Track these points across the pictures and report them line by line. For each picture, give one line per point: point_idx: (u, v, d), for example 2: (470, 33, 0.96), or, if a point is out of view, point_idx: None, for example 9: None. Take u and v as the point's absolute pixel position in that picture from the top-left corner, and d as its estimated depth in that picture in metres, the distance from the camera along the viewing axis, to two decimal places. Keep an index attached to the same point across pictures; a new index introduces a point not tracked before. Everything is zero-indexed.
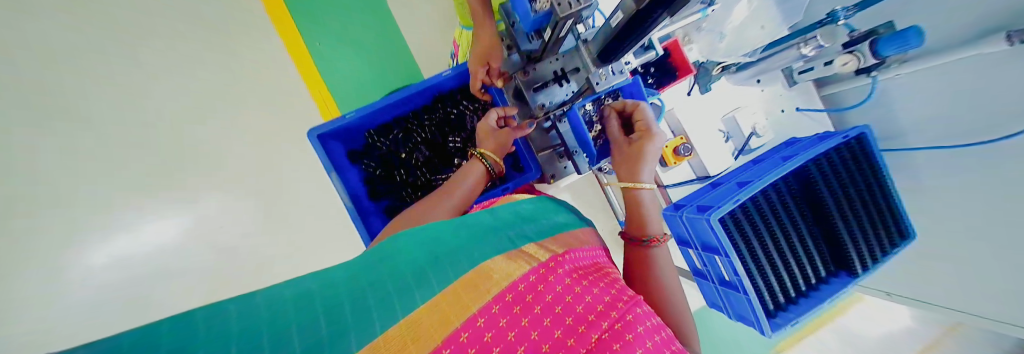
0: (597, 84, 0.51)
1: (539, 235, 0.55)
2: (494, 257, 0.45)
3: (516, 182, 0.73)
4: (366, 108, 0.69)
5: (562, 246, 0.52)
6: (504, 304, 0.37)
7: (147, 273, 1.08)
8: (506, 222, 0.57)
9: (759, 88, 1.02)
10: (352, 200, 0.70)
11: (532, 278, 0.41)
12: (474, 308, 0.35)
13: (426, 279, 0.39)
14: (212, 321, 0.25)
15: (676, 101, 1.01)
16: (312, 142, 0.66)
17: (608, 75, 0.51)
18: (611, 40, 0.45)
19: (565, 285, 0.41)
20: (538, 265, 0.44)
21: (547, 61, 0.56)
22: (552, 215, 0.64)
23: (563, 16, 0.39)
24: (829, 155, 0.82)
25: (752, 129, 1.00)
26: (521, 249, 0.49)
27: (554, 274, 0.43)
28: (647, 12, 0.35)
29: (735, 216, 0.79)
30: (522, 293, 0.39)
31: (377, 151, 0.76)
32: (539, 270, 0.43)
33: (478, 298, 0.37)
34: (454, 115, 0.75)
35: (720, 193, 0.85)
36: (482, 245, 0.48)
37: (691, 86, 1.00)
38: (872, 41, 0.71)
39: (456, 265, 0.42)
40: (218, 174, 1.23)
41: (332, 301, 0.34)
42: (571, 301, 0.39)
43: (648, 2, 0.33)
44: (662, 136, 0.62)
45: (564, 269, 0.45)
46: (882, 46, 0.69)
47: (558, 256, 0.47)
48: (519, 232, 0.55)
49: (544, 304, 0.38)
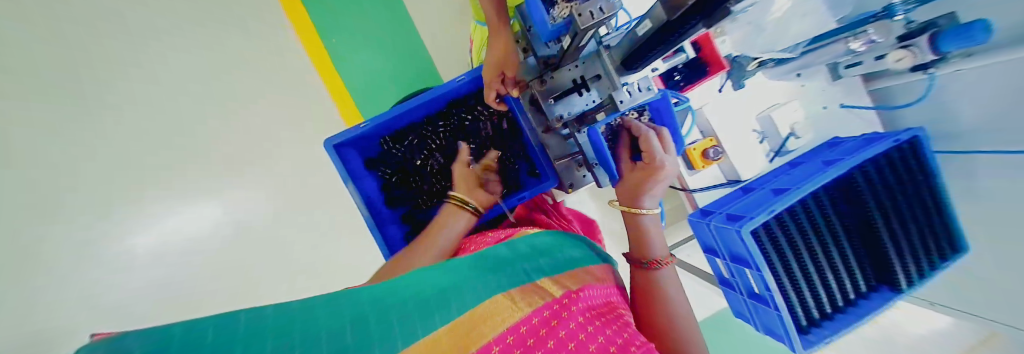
0: (620, 102, 0.48)
1: (554, 269, 0.53)
2: (510, 290, 0.44)
3: (533, 192, 0.70)
4: (379, 116, 0.68)
5: (576, 281, 0.50)
6: (516, 335, 0.35)
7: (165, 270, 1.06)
8: (523, 254, 0.56)
9: (798, 83, 0.93)
10: (368, 208, 0.70)
11: (543, 313, 0.40)
12: (487, 337, 0.34)
13: (445, 304, 0.38)
14: (254, 319, 0.27)
15: (705, 99, 0.93)
16: (327, 151, 0.65)
17: (633, 91, 0.49)
18: (637, 48, 0.41)
19: (577, 323, 0.39)
20: (551, 302, 0.43)
21: (566, 68, 0.50)
22: (567, 248, 0.63)
23: (586, 26, 0.35)
24: (880, 163, 0.73)
25: (790, 129, 0.91)
26: (536, 284, 0.48)
27: (568, 310, 0.41)
28: (680, 22, 0.32)
29: (770, 226, 0.73)
30: (535, 326, 0.37)
31: (392, 158, 0.75)
32: (552, 306, 0.42)
33: (493, 327, 0.36)
34: (469, 122, 0.74)
35: (753, 201, 0.80)
36: (499, 277, 0.47)
37: (723, 82, 0.93)
38: (931, 34, 0.62)
39: (474, 294, 0.41)
40: (237, 170, 1.23)
41: (358, 311, 0.34)
42: (585, 339, 0.37)
43: (681, 14, 0.30)
44: (672, 166, 0.53)
45: (579, 306, 0.43)
46: (944, 42, 0.60)
47: (572, 292, 0.46)
48: (535, 266, 0.53)
49: (558, 340, 0.36)
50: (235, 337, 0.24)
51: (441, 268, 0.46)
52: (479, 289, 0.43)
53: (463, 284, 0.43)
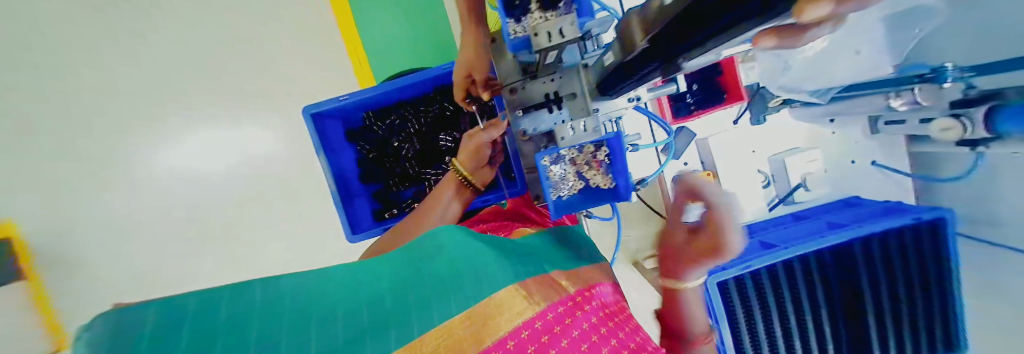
0: (561, 140, 0.40)
1: (565, 260, 0.49)
2: (528, 277, 0.40)
3: (501, 195, 0.71)
4: (360, 92, 0.67)
5: (586, 277, 0.46)
6: (532, 330, 0.34)
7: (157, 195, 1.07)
8: (533, 244, 0.52)
9: (830, 129, 0.84)
10: (337, 180, 0.70)
11: (558, 309, 0.37)
12: (501, 333, 0.32)
13: (452, 292, 0.35)
14: (218, 313, 0.25)
15: (717, 128, 0.86)
16: (303, 118, 0.65)
17: (579, 131, 0.40)
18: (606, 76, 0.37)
19: (590, 324, 0.38)
20: (566, 297, 0.39)
21: (540, 81, 0.46)
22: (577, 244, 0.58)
23: (542, 47, 0.32)
24: (888, 238, 0.67)
25: (802, 178, 0.82)
26: (551, 273, 0.44)
27: (582, 310, 0.39)
28: (636, 66, 0.28)
29: (744, 283, 0.68)
30: (550, 322, 0.35)
31: (371, 134, 0.74)
32: (567, 302, 0.39)
33: (509, 319, 0.33)
34: (450, 112, 0.71)
35: (738, 249, 0.76)
36: (515, 262, 0.43)
37: (742, 112, 0.85)
38: (990, 108, 0.52)
39: (495, 274, 0.37)
40: (233, 104, 1.13)
41: (350, 301, 0.32)
42: (598, 342, 0.36)
43: (638, 57, 0.26)
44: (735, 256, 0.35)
45: (591, 306, 0.40)
46: (1005, 119, 0.50)
47: (586, 289, 0.43)
48: (550, 257, 0.49)
49: (571, 340, 0.35)
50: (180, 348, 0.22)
51: (457, 244, 0.42)
52: (499, 265, 0.39)
53: (479, 263, 0.39)
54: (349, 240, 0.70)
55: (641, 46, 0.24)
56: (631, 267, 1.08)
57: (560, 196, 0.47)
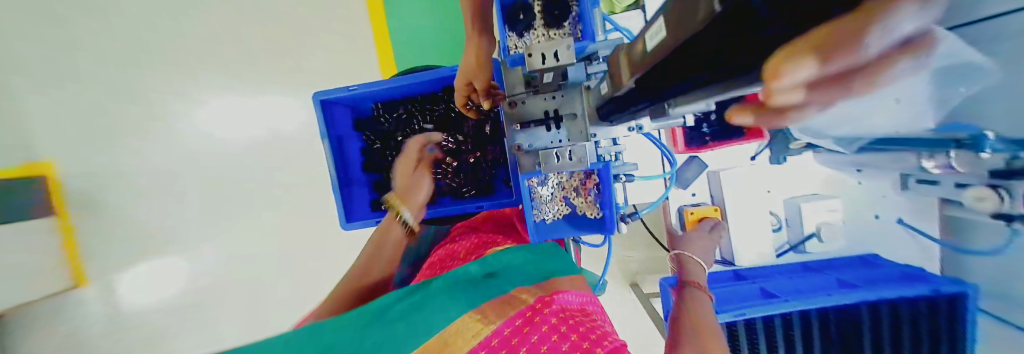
0: (540, 167, 0.44)
1: (530, 277, 0.45)
2: (481, 305, 0.38)
3: (493, 204, 0.65)
4: (369, 84, 0.67)
5: (548, 288, 0.42)
6: (489, 350, 0.33)
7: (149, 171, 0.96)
8: (500, 265, 0.48)
9: (854, 179, 0.79)
10: (338, 167, 0.71)
11: (516, 322, 0.36)
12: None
13: (399, 338, 0.33)
14: None
15: (731, 163, 0.83)
16: (314, 105, 0.67)
17: (561, 161, 0.44)
18: (602, 103, 0.35)
19: (549, 325, 0.35)
20: (524, 308, 0.38)
21: (541, 97, 0.45)
22: (552, 261, 0.50)
23: (536, 68, 0.32)
24: (897, 304, 0.63)
25: (817, 227, 0.77)
26: (514, 293, 0.41)
27: (540, 314, 0.37)
28: (627, 100, 0.27)
29: (738, 329, 0.67)
30: (507, 337, 0.34)
31: (378, 126, 0.75)
32: (525, 312, 0.37)
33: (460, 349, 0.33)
34: (455, 114, 0.71)
35: (738, 292, 0.73)
36: (469, 293, 0.40)
37: (759, 150, 0.81)
38: None
39: (446, 308, 0.37)
40: (236, 74, 1.00)
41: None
42: (556, 341, 0.33)
43: (629, 93, 0.25)
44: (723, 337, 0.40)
45: (553, 309, 0.38)
46: None
47: (546, 296, 0.40)
48: (518, 273, 0.46)
49: (530, 347, 0.33)
50: None
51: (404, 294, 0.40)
52: (447, 306, 0.37)
53: (424, 308, 0.37)
54: (342, 227, 0.72)
55: (630, 82, 0.23)
56: (625, 286, 1.04)
57: (543, 219, 0.48)
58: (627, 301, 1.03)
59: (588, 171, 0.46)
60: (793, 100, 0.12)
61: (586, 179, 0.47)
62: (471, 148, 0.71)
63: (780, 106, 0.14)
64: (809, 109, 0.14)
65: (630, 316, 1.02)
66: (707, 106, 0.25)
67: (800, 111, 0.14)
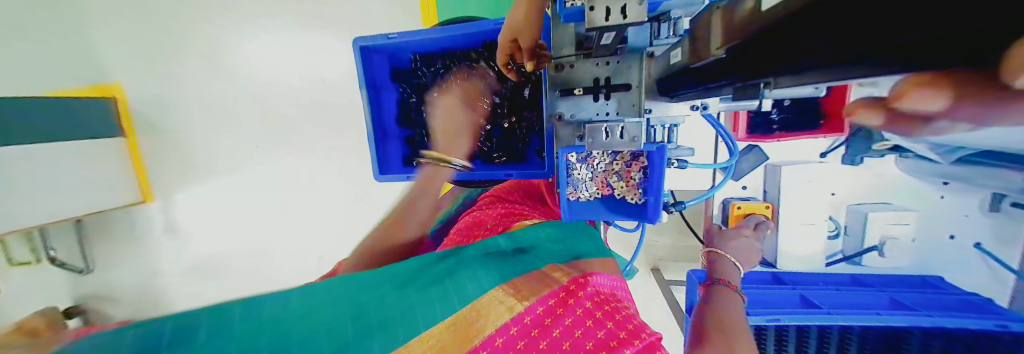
0: (587, 142, 0.39)
1: (561, 257, 0.44)
2: (509, 280, 0.37)
3: (523, 173, 0.63)
4: (408, 33, 0.64)
5: (580, 268, 0.41)
6: (521, 327, 0.32)
7: (203, 105, 1.03)
8: (530, 243, 0.46)
9: (939, 192, 0.67)
10: (374, 119, 0.72)
11: (547, 303, 0.34)
12: (488, 331, 0.31)
13: (431, 301, 0.33)
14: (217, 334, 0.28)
15: (798, 157, 0.73)
16: (354, 51, 0.66)
17: (612, 136, 0.39)
18: (669, 78, 0.31)
19: (583, 311, 0.34)
20: (556, 288, 0.36)
21: (592, 62, 0.40)
22: (582, 239, 0.49)
23: (596, 25, 0.27)
24: (956, 333, 0.56)
25: (880, 240, 0.69)
26: (545, 272, 0.40)
27: (572, 298, 0.35)
28: (708, 76, 0.23)
29: (762, 332, 0.63)
30: (539, 316, 0.33)
31: (415, 79, 0.73)
32: (557, 291, 0.36)
33: (494, 318, 0.32)
34: (494, 73, 0.67)
35: (774, 297, 0.69)
36: (499, 267, 0.39)
37: (834, 145, 0.71)
38: None
39: (480, 278, 0.37)
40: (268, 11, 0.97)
41: (335, 309, 0.32)
42: (592, 327, 0.32)
43: (715, 63, 0.21)
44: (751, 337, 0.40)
45: (587, 291, 0.36)
46: None
47: (581, 276, 0.39)
48: (549, 250, 0.45)
49: (563, 330, 0.32)
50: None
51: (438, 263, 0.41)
52: (478, 276, 0.37)
53: (455, 277, 0.37)
54: (376, 178, 0.74)
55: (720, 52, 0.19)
56: (647, 269, 1.01)
57: (577, 198, 0.44)
58: (646, 284, 1.01)
59: (635, 153, 0.41)
60: (941, 95, 0.09)
61: (637, 161, 0.41)
62: (507, 112, 0.69)
63: (921, 107, 0.10)
64: (968, 115, 0.09)
65: (647, 298, 1.01)
66: (813, 91, 0.19)
67: (947, 120, 0.10)
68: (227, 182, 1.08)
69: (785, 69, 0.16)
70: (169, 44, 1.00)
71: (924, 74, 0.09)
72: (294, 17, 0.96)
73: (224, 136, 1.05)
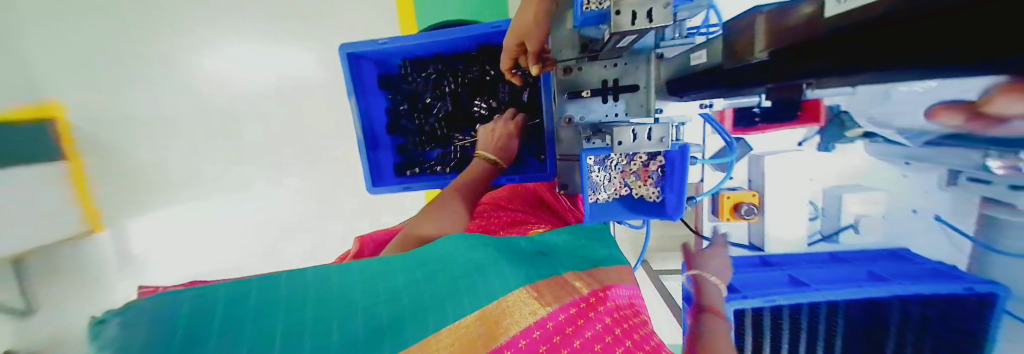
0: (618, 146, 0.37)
1: (582, 264, 0.44)
2: (538, 280, 0.37)
3: (527, 177, 0.63)
4: (399, 38, 0.62)
5: (599, 279, 0.41)
6: (542, 332, 0.31)
7: (159, 120, 0.94)
8: (552, 248, 0.46)
9: (902, 171, 0.74)
10: (364, 127, 0.69)
11: (570, 310, 0.34)
12: (513, 332, 0.30)
13: (466, 290, 0.32)
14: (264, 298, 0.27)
15: (777, 146, 0.78)
16: (341, 58, 0.62)
17: (640, 138, 0.37)
18: (686, 79, 0.31)
19: (602, 326, 0.33)
20: (577, 298, 0.36)
21: (601, 64, 0.41)
22: (596, 245, 0.49)
23: (622, 29, 0.28)
24: (931, 299, 0.61)
25: (855, 219, 0.75)
26: (567, 277, 0.40)
27: (591, 310, 0.35)
28: (736, 80, 0.23)
29: (759, 314, 0.66)
30: (561, 324, 0.32)
31: (406, 85, 0.71)
32: (577, 302, 0.35)
33: (521, 320, 0.32)
34: (489, 77, 0.66)
35: (765, 278, 0.72)
36: (530, 265, 0.39)
37: (809, 135, 0.76)
38: None
39: (514, 272, 0.36)
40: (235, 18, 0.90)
41: (374, 283, 0.31)
42: (610, 342, 0.31)
43: (744, 69, 0.22)
44: None
45: (606, 306, 0.36)
46: None
47: (600, 290, 0.38)
48: (568, 255, 0.46)
49: (584, 341, 0.31)
50: (236, 320, 0.25)
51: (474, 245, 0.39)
52: (512, 269, 0.36)
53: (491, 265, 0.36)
54: (369, 191, 0.71)
55: (758, 58, 0.20)
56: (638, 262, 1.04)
57: (596, 200, 0.44)
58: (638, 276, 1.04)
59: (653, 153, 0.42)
60: None
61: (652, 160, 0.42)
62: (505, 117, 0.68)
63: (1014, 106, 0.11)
64: None
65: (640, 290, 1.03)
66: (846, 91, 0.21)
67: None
68: (192, 202, 0.99)
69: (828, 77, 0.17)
70: (128, 49, 0.90)
71: (1015, 79, 0.10)
72: (270, 25, 0.92)
73: (188, 153, 0.96)
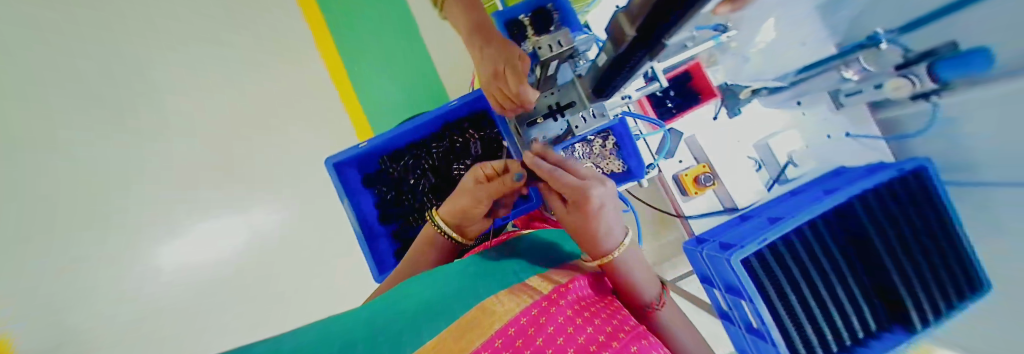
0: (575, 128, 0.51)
1: (545, 266, 0.51)
2: (499, 292, 0.41)
3: (517, 211, 0.71)
4: (378, 137, 0.73)
5: (566, 274, 0.47)
6: (506, 339, 0.30)
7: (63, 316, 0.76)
8: (516, 259, 0.53)
9: (800, 111, 0.91)
10: (360, 222, 0.74)
11: (530, 313, 0.34)
12: (495, 327, 0.31)
13: (447, 310, 0.35)
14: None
15: (701, 125, 0.93)
16: (327, 169, 0.70)
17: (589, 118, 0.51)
18: (599, 79, 0.45)
19: (565, 317, 0.35)
20: (539, 299, 0.38)
21: (542, 95, 0.55)
22: (553, 250, 0.59)
23: (547, 56, 0.42)
24: (880, 192, 0.71)
25: (788, 156, 0.90)
26: (525, 282, 0.44)
27: (555, 306, 0.37)
28: (626, 56, 0.35)
29: (763, 256, 0.69)
30: (524, 326, 0.32)
31: (388, 176, 0.79)
32: (541, 303, 0.37)
33: (493, 322, 0.32)
34: (459, 143, 0.78)
35: (746, 229, 0.79)
36: (489, 280, 0.44)
37: (717, 109, 0.93)
38: (928, 63, 0.63)
39: (485, 288, 0.42)
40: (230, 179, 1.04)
41: (358, 337, 0.31)
42: (572, 333, 0.32)
43: (625, 49, 0.34)
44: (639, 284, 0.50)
45: (567, 300, 0.39)
46: (945, 68, 0.61)
47: (561, 287, 0.41)
48: (529, 262, 0.52)
49: (547, 338, 0.31)
50: None
51: (439, 280, 0.45)
52: (480, 285, 0.43)
53: (459, 289, 0.41)
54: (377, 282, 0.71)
55: (630, 39, 0.31)
56: None
57: None
58: None
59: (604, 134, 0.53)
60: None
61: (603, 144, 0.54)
62: None
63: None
64: None
65: None
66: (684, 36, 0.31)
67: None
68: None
69: (665, 36, 0.28)
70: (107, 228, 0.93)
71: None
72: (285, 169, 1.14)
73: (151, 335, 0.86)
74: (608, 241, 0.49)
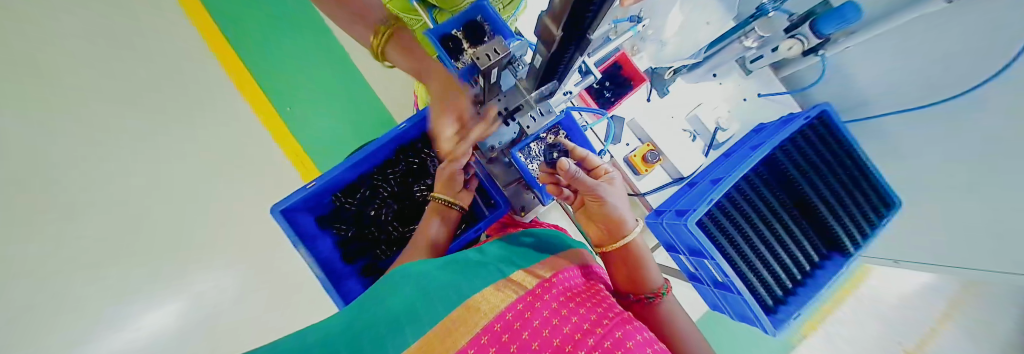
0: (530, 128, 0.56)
1: (528, 261, 0.51)
2: (484, 289, 0.39)
3: (488, 221, 0.72)
4: (326, 173, 0.69)
5: (550, 269, 0.47)
6: (492, 334, 0.31)
7: None
8: (498, 256, 0.52)
9: (717, 81, 1.02)
10: (323, 267, 0.68)
11: (518, 306, 0.36)
12: (482, 324, 0.32)
13: (432, 304, 0.35)
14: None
15: (637, 109, 1.00)
16: (275, 217, 0.65)
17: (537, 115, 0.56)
18: (540, 79, 0.48)
19: (551, 309, 0.36)
20: (524, 294, 0.38)
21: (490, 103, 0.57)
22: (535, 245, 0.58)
23: (486, 66, 0.43)
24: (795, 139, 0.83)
25: (716, 123, 1.01)
26: (509, 278, 0.44)
27: (540, 300, 0.38)
28: (559, 54, 0.37)
29: (713, 216, 0.78)
30: (508, 321, 0.33)
31: (346, 212, 0.75)
32: (525, 298, 0.38)
33: (479, 319, 0.33)
34: (417, 164, 0.77)
35: (699, 190, 0.86)
36: (472, 276, 0.43)
37: (649, 91, 1.01)
38: (812, 21, 0.73)
39: (471, 283, 0.41)
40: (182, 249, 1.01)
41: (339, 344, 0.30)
42: (557, 323, 0.34)
43: (556, 47, 0.36)
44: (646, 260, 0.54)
45: (551, 294, 0.40)
46: (823, 25, 0.71)
47: (545, 282, 0.42)
48: (510, 258, 0.51)
49: (532, 330, 0.32)
50: None
51: (419, 276, 0.42)
52: (466, 281, 0.41)
53: (447, 285, 0.39)
54: None
55: (558, 36, 0.33)
56: None
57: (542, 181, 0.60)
58: None
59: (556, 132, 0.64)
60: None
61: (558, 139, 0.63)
62: None
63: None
64: None
65: None
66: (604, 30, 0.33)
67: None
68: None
69: (588, 31, 0.30)
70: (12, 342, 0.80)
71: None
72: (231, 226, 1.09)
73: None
74: (627, 225, 0.54)
